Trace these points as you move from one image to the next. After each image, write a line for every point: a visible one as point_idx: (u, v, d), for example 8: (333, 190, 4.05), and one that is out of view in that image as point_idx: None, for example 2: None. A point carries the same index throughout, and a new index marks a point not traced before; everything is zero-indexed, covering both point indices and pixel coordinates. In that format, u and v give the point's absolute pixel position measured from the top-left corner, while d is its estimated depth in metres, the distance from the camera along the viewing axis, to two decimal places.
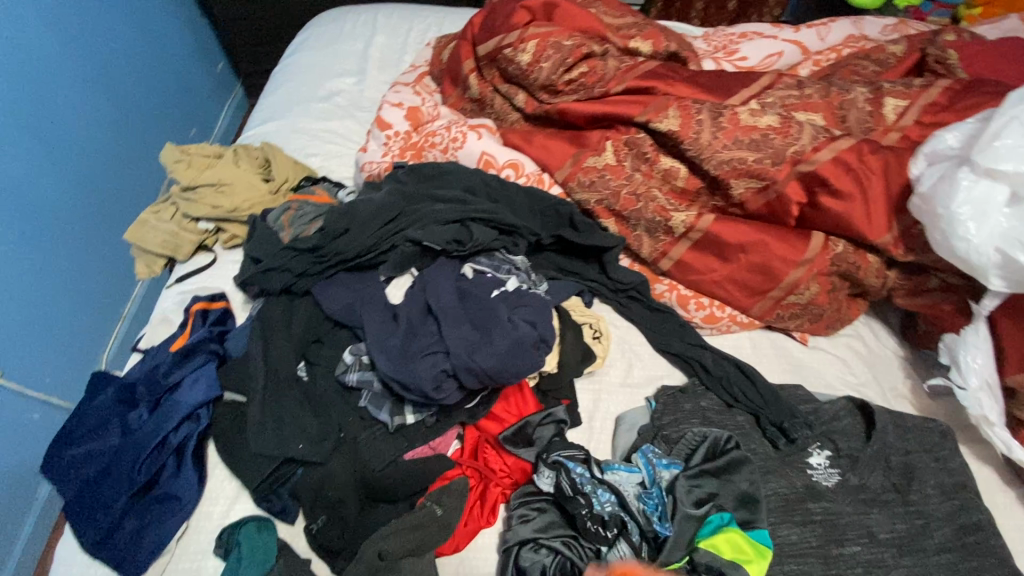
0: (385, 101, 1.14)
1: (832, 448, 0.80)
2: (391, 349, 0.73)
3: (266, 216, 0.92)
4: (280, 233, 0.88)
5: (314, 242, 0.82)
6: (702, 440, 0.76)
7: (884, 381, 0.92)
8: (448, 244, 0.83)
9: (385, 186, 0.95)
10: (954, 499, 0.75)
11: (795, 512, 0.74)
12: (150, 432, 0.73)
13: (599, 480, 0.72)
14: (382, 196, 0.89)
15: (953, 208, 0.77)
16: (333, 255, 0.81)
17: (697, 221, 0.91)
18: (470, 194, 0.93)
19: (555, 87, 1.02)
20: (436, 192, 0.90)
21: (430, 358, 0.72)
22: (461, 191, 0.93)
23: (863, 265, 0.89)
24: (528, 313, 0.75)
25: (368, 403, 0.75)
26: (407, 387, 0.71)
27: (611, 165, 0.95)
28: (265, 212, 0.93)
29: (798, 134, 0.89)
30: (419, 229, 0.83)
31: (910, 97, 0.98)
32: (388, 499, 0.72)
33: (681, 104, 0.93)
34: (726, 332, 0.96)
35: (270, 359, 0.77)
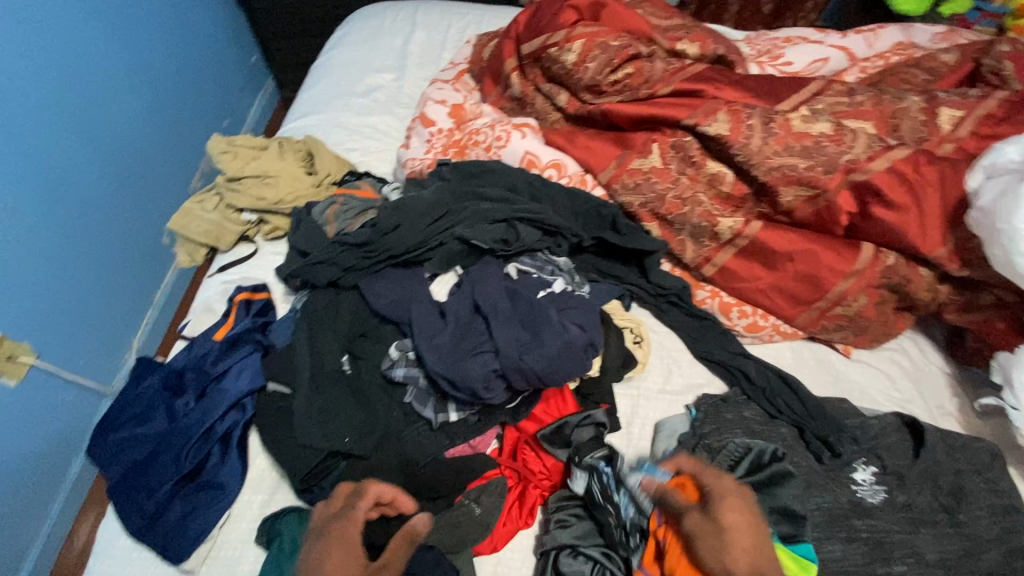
0: (427, 97, 1.14)
1: (878, 465, 0.78)
2: (442, 347, 0.73)
3: (312, 209, 0.92)
4: (327, 227, 0.89)
5: (364, 238, 0.83)
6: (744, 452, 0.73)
7: (930, 398, 0.90)
8: (496, 244, 0.83)
9: (430, 184, 0.95)
10: (1003, 522, 0.73)
11: (840, 527, 0.72)
12: (197, 419, 0.74)
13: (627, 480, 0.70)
14: (429, 192, 0.89)
15: (1014, 223, 0.74)
16: (383, 251, 0.82)
17: (745, 228, 0.90)
18: (515, 194, 0.93)
19: (600, 87, 1.01)
20: (481, 191, 0.90)
21: (480, 358, 0.73)
22: (505, 190, 0.93)
23: (914, 279, 0.87)
24: (578, 316, 0.76)
25: (412, 398, 0.75)
26: (456, 385, 0.72)
27: (656, 168, 0.94)
28: (310, 205, 0.93)
29: (851, 143, 0.87)
30: (466, 228, 0.83)
31: (967, 107, 0.95)
32: (429, 496, 0.72)
33: (731, 108, 0.91)
34: (767, 342, 0.94)
35: (316, 351, 0.77)
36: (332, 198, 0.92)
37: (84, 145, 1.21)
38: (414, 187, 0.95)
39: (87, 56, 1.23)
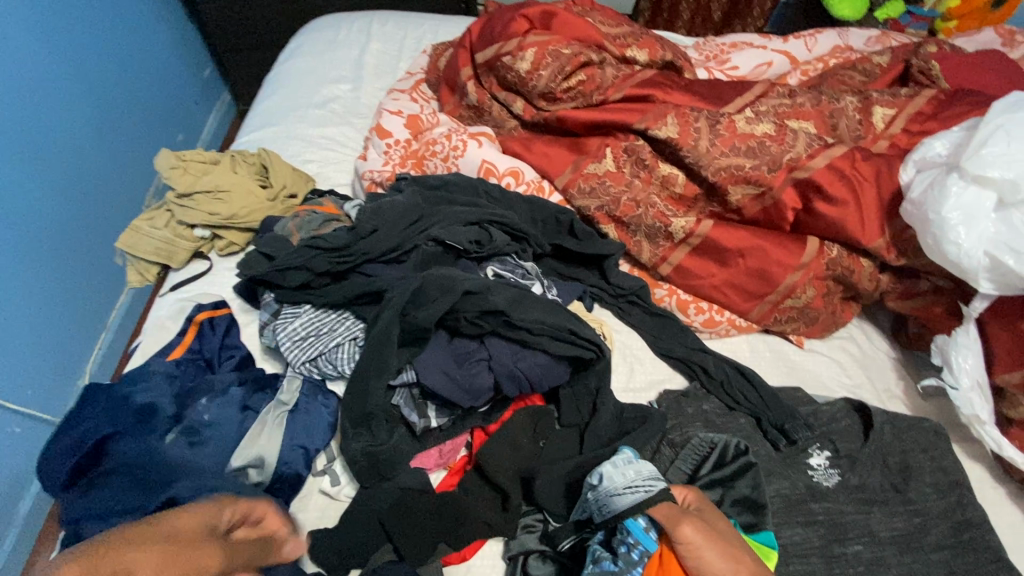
0: (383, 107, 1.13)
1: (831, 449, 0.81)
2: (449, 369, 0.73)
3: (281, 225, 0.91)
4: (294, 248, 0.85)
5: (341, 242, 0.83)
6: (636, 472, 0.67)
7: (877, 382, 0.94)
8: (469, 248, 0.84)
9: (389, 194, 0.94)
10: (949, 496, 0.77)
11: (798, 511, 0.76)
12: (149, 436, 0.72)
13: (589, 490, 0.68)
14: (391, 201, 0.88)
15: (943, 213, 0.79)
16: (359, 255, 0.83)
17: (696, 227, 0.92)
18: (481, 200, 0.93)
19: (553, 95, 1.03)
20: (451, 198, 0.92)
21: (478, 367, 0.75)
22: (467, 198, 0.93)
23: (858, 270, 0.91)
24: (549, 315, 0.76)
25: (402, 402, 0.75)
26: (464, 396, 0.73)
27: (611, 172, 0.96)
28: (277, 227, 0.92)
29: (793, 142, 0.91)
30: (436, 233, 0.84)
31: (898, 106, 1.01)
32: (389, 476, 0.72)
33: (679, 112, 0.95)
34: (725, 336, 0.97)
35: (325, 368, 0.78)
36: (299, 218, 0.91)
37: (31, 165, 1.17)
38: (370, 199, 0.94)
39: (33, 74, 1.19)
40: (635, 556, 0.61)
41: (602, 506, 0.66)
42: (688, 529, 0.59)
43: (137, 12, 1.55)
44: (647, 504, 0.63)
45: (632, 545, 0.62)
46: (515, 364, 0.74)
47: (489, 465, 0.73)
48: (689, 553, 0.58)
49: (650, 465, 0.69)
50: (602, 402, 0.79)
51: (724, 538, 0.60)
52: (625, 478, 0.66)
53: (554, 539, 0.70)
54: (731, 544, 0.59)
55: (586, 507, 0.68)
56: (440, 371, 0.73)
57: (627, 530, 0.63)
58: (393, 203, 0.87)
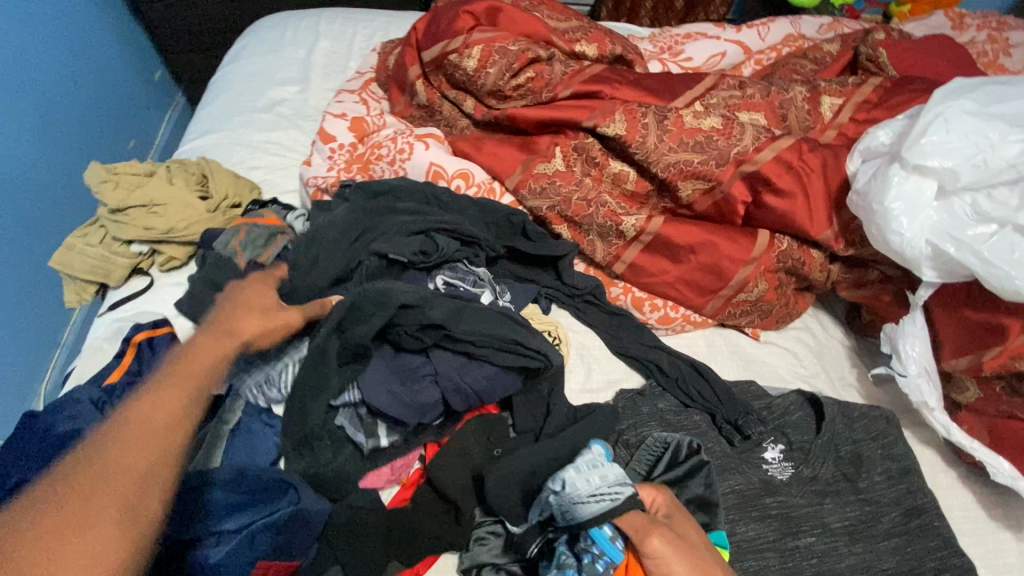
0: (327, 111, 1.09)
1: (785, 442, 0.81)
2: (393, 388, 0.73)
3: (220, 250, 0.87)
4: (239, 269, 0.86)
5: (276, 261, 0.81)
6: (604, 475, 0.65)
7: (832, 371, 0.95)
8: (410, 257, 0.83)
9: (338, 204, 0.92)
10: (900, 483, 0.79)
11: (753, 507, 0.76)
12: None
13: (554, 493, 0.66)
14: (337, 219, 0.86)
15: (886, 204, 0.79)
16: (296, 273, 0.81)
17: (647, 224, 0.91)
18: (432, 207, 0.92)
19: (502, 93, 1.01)
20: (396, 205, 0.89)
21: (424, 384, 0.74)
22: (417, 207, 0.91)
23: (808, 261, 0.91)
24: (492, 327, 0.75)
25: (345, 422, 0.74)
26: (408, 415, 0.72)
27: (560, 171, 0.94)
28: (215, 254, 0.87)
29: (740, 135, 0.91)
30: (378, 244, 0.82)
31: (845, 95, 1.03)
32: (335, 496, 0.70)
33: (627, 108, 0.93)
34: (680, 332, 0.96)
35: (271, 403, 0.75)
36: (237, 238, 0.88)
37: None
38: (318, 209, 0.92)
39: None
40: (601, 566, 0.60)
41: (564, 513, 0.64)
42: (658, 544, 0.58)
43: (75, 13, 1.48)
44: (612, 513, 0.62)
45: (598, 555, 0.61)
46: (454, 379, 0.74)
47: (440, 479, 0.72)
48: (655, 566, 0.58)
49: (620, 466, 0.68)
50: (556, 407, 0.78)
51: (695, 550, 0.59)
52: (591, 483, 0.64)
53: (522, 546, 0.69)
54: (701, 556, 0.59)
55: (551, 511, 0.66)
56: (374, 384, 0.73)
57: (589, 537, 0.62)
58: (340, 219, 0.86)
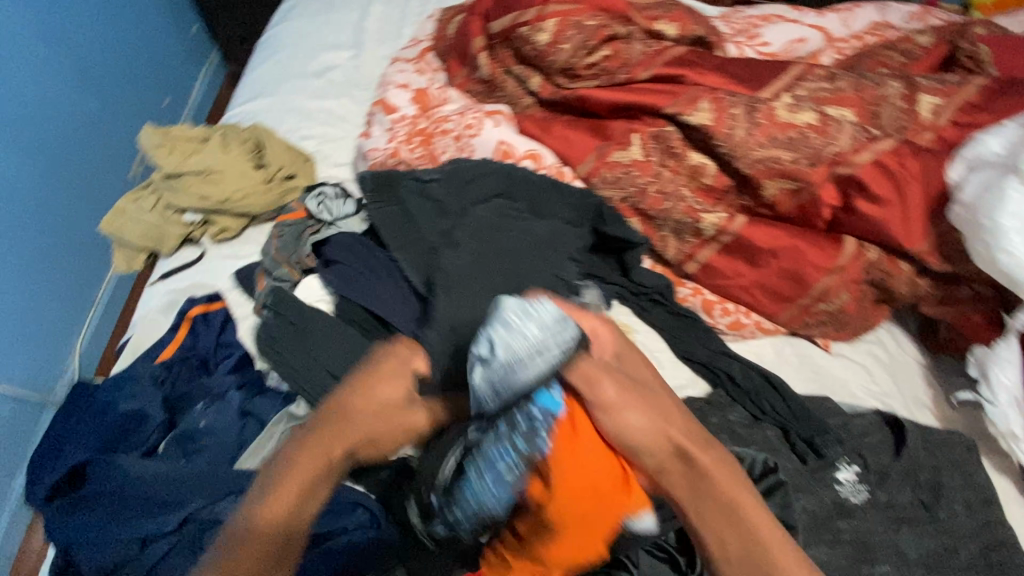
0: (389, 80, 1.04)
1: (860, 464, 0.77)
2: None
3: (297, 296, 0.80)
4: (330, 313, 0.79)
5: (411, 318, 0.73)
6: (538, 323, 0.52)
7: (905, 390, 0.90)
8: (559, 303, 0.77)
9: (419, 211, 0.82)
10: (979, 515, 0.74)
11: (826, 530, 0.73)
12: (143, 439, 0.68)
13: (485, 355, 0.53)
14: (447, 249, 0.77)
15: (999, 219, 0.74)
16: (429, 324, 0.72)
17: (730, 224, 0.86)
18: (528, 214, 0.85)
19: (574, 71, 0.95)
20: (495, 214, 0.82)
21: None
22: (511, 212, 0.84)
23: (896, 273, 0.86)
24: None
25: None
26: None
27: (638, 160, 0.88)
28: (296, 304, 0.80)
29: (836, 133, 0.84)
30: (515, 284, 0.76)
31: (945, 94, 0.94)
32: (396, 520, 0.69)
33: (714, 96, 0.87)
34: (749, 338, 0.92)
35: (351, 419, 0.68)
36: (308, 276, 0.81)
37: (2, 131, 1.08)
38: (401, 225, 0.82)
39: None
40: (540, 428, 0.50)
41: (495, 379, 0.52)
42: (610, 390, 0.50)
43: None
44: (556, 365, 0.51)
45: (541, 418, 0.50)
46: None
47: None
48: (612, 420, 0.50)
49: (549, 303, 0.55)
50: None
51: (646, 393, 0.52)
52: (529, 340, 0.51)
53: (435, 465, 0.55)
54: (666, 417, 0.51)
55: (497, 416, 0.52)
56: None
57: (528, 400, 0.51)
58: (451, 249, 0.77)
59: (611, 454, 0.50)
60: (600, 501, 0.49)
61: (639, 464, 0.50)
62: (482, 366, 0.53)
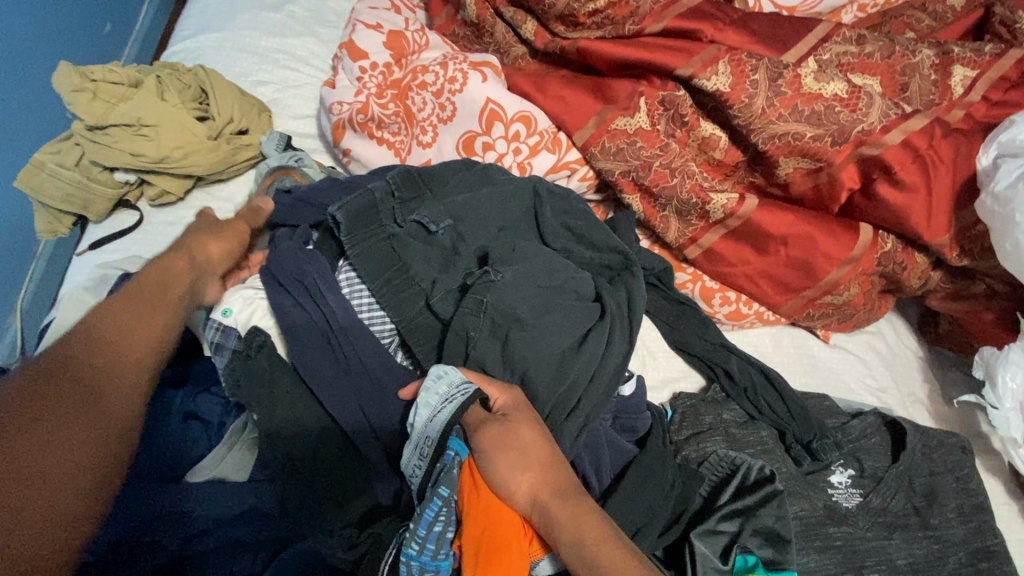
0: (357, 19, 0.88)
1: (856, 468, 0.74)
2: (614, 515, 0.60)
3: (238, 322, 0.64)
4: (280, 350, 0.64)
5: None
6: (444, 381, 0.54)
7: (902, 385, 0.86)
8: (564, 408, 0.59)
9: (406, 237, 0.66)
10: (970, 522, 0.72)
11: (816, 536, 0.69)
12: None
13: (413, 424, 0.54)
14: (435, 294, 0.63)
15: None
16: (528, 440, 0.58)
17: (739, 207, 0.78)
18: (553, 268, 0.65)
19: (575, 18, 0.81)
20: (523, 258, 0.65)
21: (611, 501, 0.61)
22: (533, 260, 0.65)
23: (909, 266, 0.80)
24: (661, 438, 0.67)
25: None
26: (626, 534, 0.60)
27: (644, 130, 0.78)
28: (240, 330, 0.64)
29: (867, 109, 0.75)
30: (514, 369, 0.59)
31: (981, 67, 0.84)
32: None
33: (734, 57, 0.76)
34: (747, 328, 0.87)
35: (282, 414, 0.58)
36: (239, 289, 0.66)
37: None
38: (379, 247, 0.65)
39: None
40: (449, 471, 0.50)
41: (420, 445, 0.53)
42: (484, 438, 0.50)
43: None
44: (460, 413, 0.51)
45: (449, 462, 0.51)
46: (595, 450, 0.64)
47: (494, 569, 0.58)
48: (511, 481, 0.49)
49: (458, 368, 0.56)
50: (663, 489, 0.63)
51: (521, 446, 0.50)
52: (437, 389, 0.54)
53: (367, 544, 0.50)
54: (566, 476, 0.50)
55: (412, 461, 0.54)
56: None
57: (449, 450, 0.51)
58: (439, 293, 0.63)
59: (497, 503, 0.49)
60: (490, 557, 0.46)
61: (522, 515, 0.49)
62: (414, 431, 0.54)
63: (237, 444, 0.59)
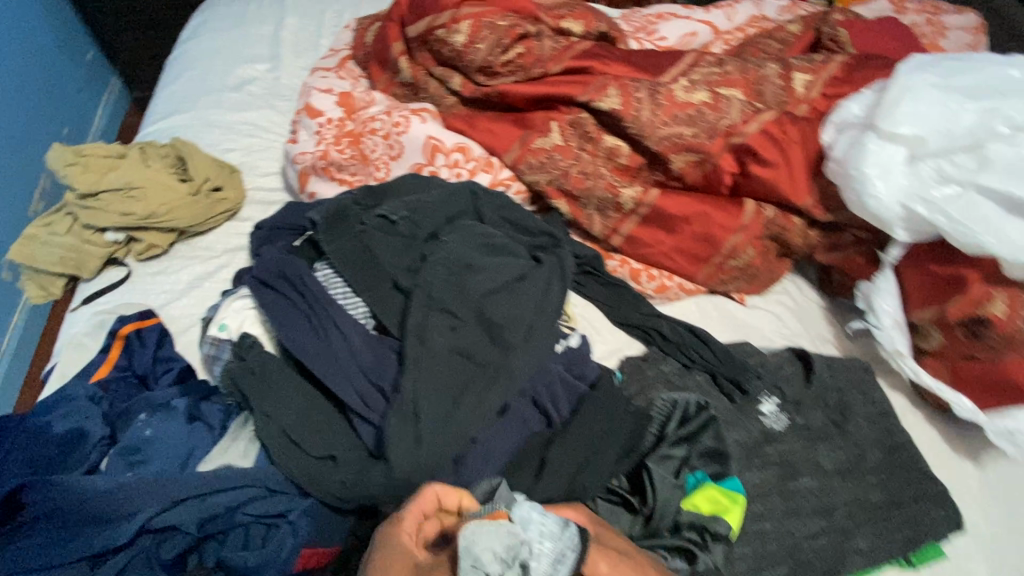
0: (312, 87, 1.05)
1: (779, 395, 0.87)
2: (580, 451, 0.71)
3: (232, 330, 0.74)
4: (268, 348, 0.73)
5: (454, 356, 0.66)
6: (544, 524, 0.44)
7: (811, 330, 1.02)
8: (520, 332, 0.68)
9: (371, 231, 0.77)
10: (880, 425, 0.86)
11: (756, 456, 0.82)
12: (78, 457, 0.65)
13: None
14: (396, 269, 0.74)
15: (863, 169, 0.86)
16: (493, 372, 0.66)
17: (645, 197, 0.95)
18: (491, 233, 0.77)
19: (492, 69, 1.01)
20: (468, 230, 0.77)
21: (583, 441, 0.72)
22: (475, 228, 0.77)
23: (790, 227, 0.97)
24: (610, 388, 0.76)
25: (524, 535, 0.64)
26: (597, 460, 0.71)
27: (558, 145, 0.95)
28: (232, 338, 0.74)
29: (727, 109, 0.95)
30: (472, 312, 0.69)
31: (814, 71, 1.06)
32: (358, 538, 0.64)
33: (620, 83, 0.95)
34: (674, 300, 1.01)
35: (273, 395, 0.66)
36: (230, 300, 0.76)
37: None
38: (348, 242, 0.76)
39: None
40: None
41: None
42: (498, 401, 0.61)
43: None
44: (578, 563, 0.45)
45: None
46: (551, 387, 0.75)
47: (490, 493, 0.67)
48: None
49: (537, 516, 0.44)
50: (616, 424, 0.74)
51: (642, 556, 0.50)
52: (525, 540, 0.42)
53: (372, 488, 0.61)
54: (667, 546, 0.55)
55: None
56: (502, 432, 0.70)
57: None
58: (402, 271, 0.73)
59: None
60: None
61: None
62: None
63: (239, 436, 0.67)
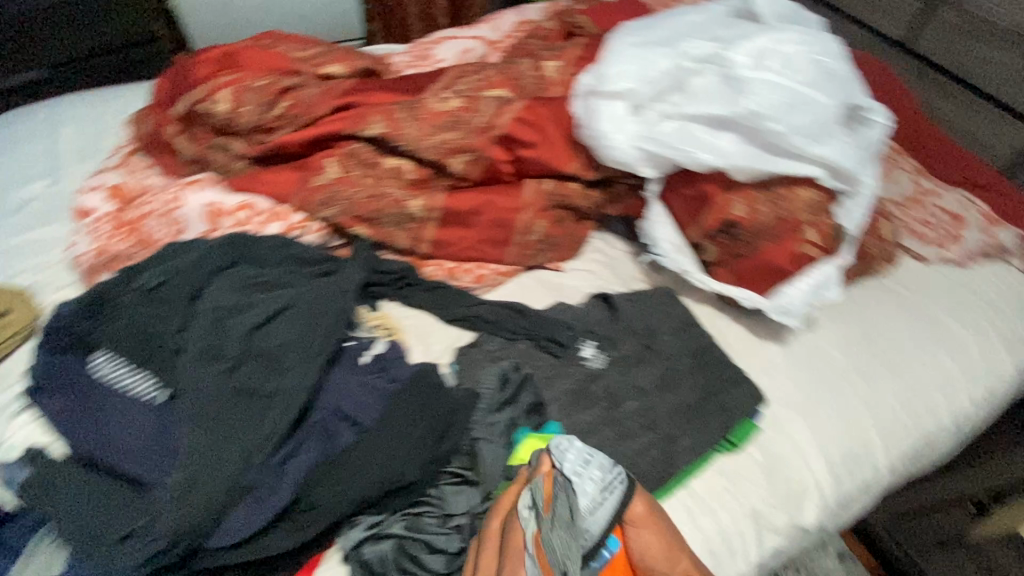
0: (88, 187, 1.09)
1: (596, 338, 0.95)
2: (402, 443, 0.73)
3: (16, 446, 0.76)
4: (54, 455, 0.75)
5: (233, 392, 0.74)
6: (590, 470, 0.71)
7: (624, 274, 1.12)
8: (294, 353, 0.78)
9: (135, 307, 0.80)
10: (684, 336, 0.97)
11: (583, 398, 0.89)
12: None
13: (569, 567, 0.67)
14: (166, 335, 0.79)
15: (599, 128, 0.99)
16: (273, 393, 0.75)
17: (433, 203, 1.02)
18: (256, 276, 0.86)
19: (266, 126, 1.05)
20: (234, 280, 0.84)
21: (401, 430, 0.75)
22: (240, 275, 0.85)
23: (571, 192, 1.08)
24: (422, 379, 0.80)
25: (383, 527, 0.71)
26: (422, 444, 0.74)
27: (338, 178, 1.01)
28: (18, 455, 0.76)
29: (481, 108, 1.05)
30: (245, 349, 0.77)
31: (558, 56, 1.20)
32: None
33: (380, 110, 1.03)
34: (497, 286, 1.08)
35: (61, 491, 0.68)
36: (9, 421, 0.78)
37: None
38: (115, 324, 0.79)
39: None
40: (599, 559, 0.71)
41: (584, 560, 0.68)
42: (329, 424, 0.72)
43: None
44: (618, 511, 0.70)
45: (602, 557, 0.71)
46: (355, 397, 0.79)
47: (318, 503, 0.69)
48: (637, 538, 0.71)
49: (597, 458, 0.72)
50: (432, 407, 0.77)
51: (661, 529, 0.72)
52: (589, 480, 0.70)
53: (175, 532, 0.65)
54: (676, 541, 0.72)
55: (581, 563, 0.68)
56: (308, 451, 0.74)
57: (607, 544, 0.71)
58: (173, 335, 0.79)
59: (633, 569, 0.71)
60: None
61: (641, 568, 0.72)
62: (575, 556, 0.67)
63: (43, 545, 0.69)
